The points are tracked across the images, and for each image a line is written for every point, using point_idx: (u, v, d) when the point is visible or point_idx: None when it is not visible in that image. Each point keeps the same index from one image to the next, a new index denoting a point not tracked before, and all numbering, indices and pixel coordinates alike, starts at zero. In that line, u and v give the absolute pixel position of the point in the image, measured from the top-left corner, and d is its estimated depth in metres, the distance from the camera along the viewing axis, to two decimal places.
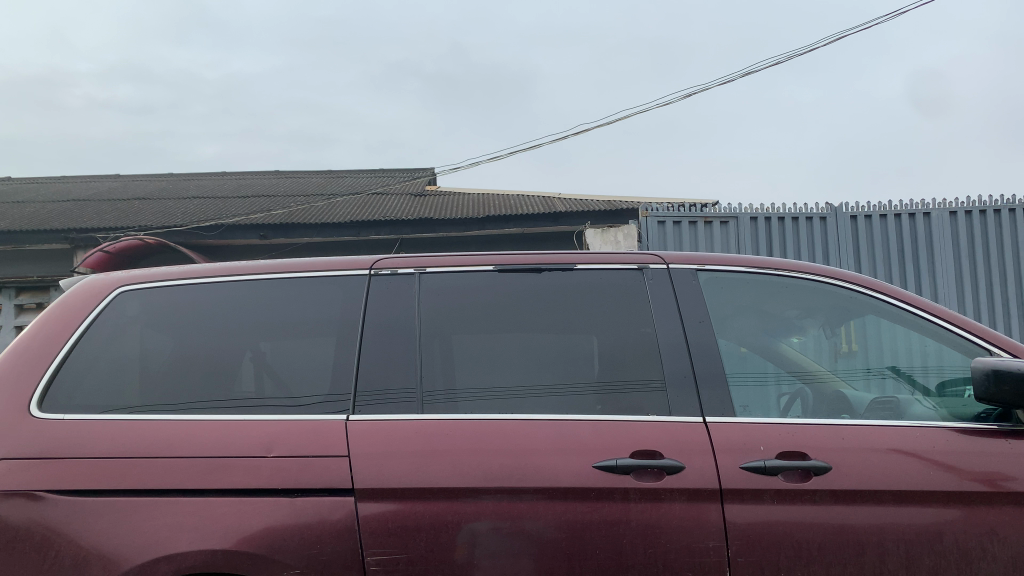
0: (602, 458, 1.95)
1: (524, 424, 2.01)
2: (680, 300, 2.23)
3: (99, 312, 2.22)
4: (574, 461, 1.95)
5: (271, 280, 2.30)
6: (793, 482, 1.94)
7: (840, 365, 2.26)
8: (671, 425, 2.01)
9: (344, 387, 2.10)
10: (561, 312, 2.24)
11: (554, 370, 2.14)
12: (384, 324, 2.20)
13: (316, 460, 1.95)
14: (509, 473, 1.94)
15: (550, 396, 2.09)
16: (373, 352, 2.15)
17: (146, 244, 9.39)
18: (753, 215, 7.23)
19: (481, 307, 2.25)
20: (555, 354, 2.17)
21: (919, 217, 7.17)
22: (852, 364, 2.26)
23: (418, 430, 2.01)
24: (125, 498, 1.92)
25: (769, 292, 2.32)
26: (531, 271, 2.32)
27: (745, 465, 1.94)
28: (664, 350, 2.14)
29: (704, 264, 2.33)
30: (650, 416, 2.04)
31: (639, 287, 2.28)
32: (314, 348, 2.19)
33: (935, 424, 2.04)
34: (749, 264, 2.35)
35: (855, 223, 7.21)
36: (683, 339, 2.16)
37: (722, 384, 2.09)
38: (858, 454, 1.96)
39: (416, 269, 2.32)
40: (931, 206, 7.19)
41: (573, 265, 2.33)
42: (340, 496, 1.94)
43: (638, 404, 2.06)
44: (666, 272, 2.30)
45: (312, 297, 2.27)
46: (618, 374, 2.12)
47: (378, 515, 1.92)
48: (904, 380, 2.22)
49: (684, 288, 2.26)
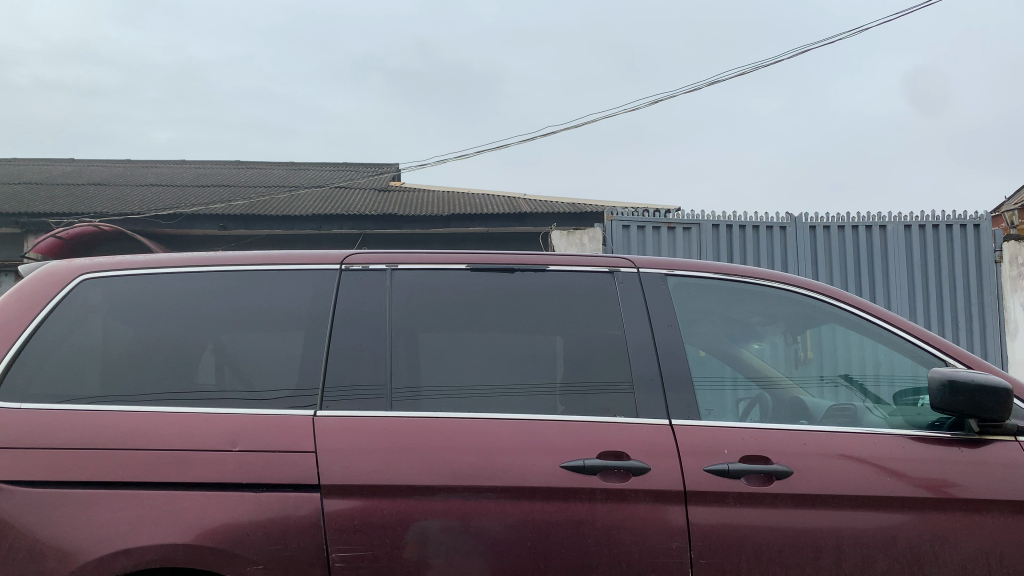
0: (569, 458, 1.97)
1: (492, 423, 2.02)
2: (649, 303, 2.26)
3: (60, 299, 2.17)
4: (543, 461, 1.96)
5: (239, 272, 2.27)
6: (755, 485, 1.98)
7: (796, 373, 2.31)
8: (638, 426, 2.04)
9: (312, 381, 2.08)
10: (531, 312, 2.25)
11: (522, 370, 2.15)
12: (355, 319, 2.19)
13: (283, 455, 1.94)
14: (477, 472, 1.94)
15: (517, 396, 2.10)
16: (343, 347, 2.14)
17: (102, 230, 9.17)
18: (715, 222, 7.33)
19: (453, 304, 2.25)
20: (525, 353, 2.18)
21: (875, 228, 7.35)
22: (807, 371, 2.31)
23: (387, 426, 2.00)
24: (84, 490, 1.88)
25: (735, 298, 2.37)
26: (503, 271, 2.33)
27: (709, 468, 1.98)
28: (633, 352, 2.17)
29: (672, 269, 2.36)
30: (617, 418, 2.06)
31: (611, 290, 2.30)
32: (283, 342, 2.17)
33: (892, 432, 2.10)
34: (716, 271, 2.39)
35: (814, 233, 7.36)
36: (651, 341, 2.19)
37: (688, 387, 2.12)
38: (818, 460, 2.01)
39: (388, 265, 2.31)
40: (887, 219, 7.38)
41: (545, 267, 2.34)
42: (306, 492, 1.92)
43: (606, 406, 2.09)
44: (637, 276, 2.32)
45: (282, 291, 2.24)
46: (587, 376, 2.14)
47: (343, 511, 1.91)
48: (856, 389, 2.30)
49: (653, 292, 2.29)
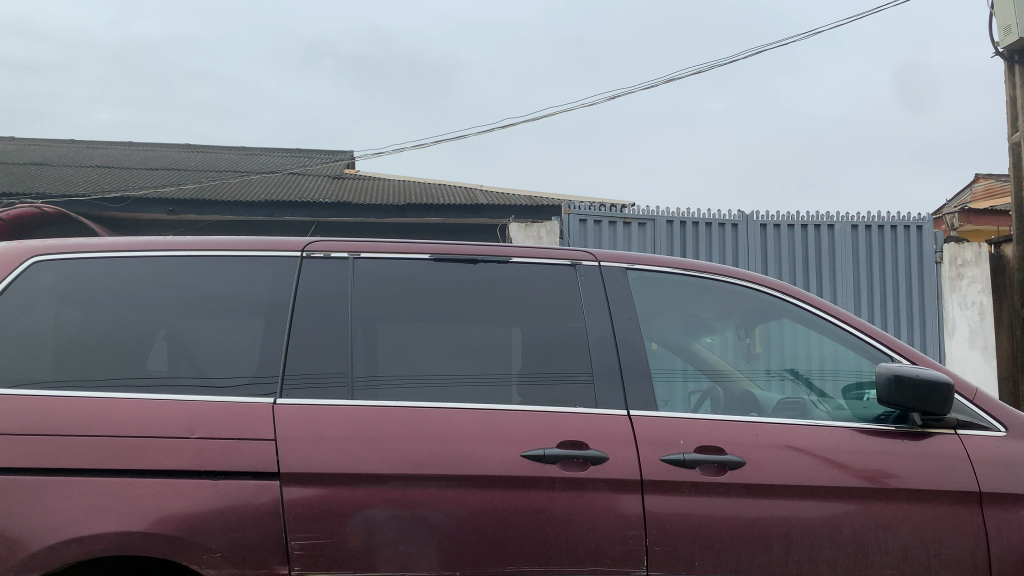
0: (530, 448, 1.99)
1: (454, 412, 2.04)
2: (610, 297, 2.30)
3: (9, 282, 2.10)
4: (504, 451, 1.98)
5: (197, 258, 2.23)
6: (709, 475, 2.03)
7: (745, 366, 2.38)
8: (597, 417, 2.07)
9: (273, 369, 2.07)
10: (494, 303, 2.27)
11: (484, 361, 2.17)
12: (316, 307, 2.18)
13: (242, 443, 1.92)
14: (438, 460, 1.96)
15: (479, 386, 2.12)
16: (304, 335, 2.13)
17: (45, 212, 8.89)
18: (669, 218, 7.45)
19: (415, 294, 2.25)
20: (485, 345, 2.20)
21: (824, 228, 7.55)
22: (755, 365, 2.37)
23: (348, 414, 2.00)
24: (36, 478, 1.84)
25: (692, 293, 2.42)
26: (467, 262, 2.33)
27: (665, 458, 2.02)
28: (594, 345, 2.20)
29: (633, 263, 2.40)
30: (577, 408, 2.09)
31: (573, 283, 2.32)
32: (241, 330, 2.14)
33: (839, 425, 2.18)
34: (675, 266, 2.44)
35: (765, 231, 7.53)
36: (611, 334, 2.23)
37: (646, 379, 2.17)
38: (769, 451, 2.07)
39: (350, 253, 2.29)
40: (835, 218, 7.59)
41: (508, 259, 2.35)
42: (265, 480, 1.91)
43: (566, 397, 2.12)
44: (598, 270, 2.35)
45: (241, 276, 2.21)
46: (547, 367, 2.17)
47: (302, 499, 1.91)
48: (802, 382, 2.35)
49: (613, 285, 2.33)
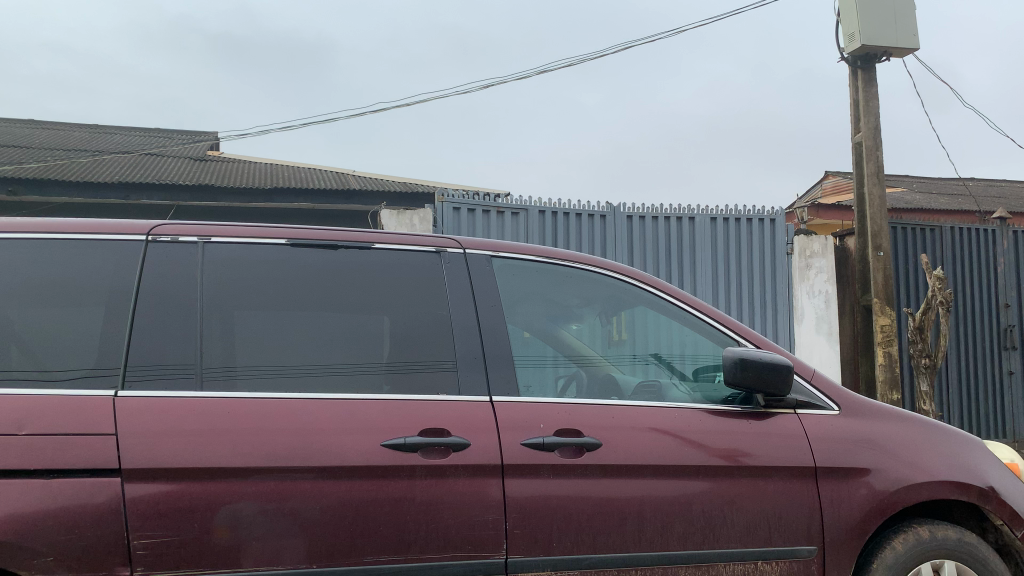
0: (390, 436, 1.97)
1: (312, 402, 1.98)
2: (474, 284, 2.30)
3: None
4: (363, 440, 1.95)
5: (27, 241, 2.06)
6: (568, 458, 2.08)
7: (612, 351, 2.41)
8: (459, 404, 2.07)
9: (114, 360, 1.94)
10: (355, 291, 2.21)
11: (346, 349, 2.12)
12: (163, 294, 2.06)
13: (77, 439, 1.79)
14: (294, 451, 1.90)
15: (340, 374, 2.07)
16: (148, 324, 2.01)
17: None
18: (541, 208, 7.55)
19: (273, 280, 2.16)
20: (347, 332, 2.15)
21: (685, 220, 7.88)
22: (622, 351, 2.42)
23: (198, 407, 1.91)
24: None
25: (556, 281, 2.45)
26: (326, 247, 2.26)
27: (525, 442, 2.05)
28: (457, 331, 2.20)
29: (498, 251, 2.41)
30: (440, 395, 2.08)
31: (437, 270, 2.30)
32: (78, 319, 1.99)
33: (691, 406, 2.27)
34: (539, 254, 2.46)
35: (631, 223, 7.78)
36: (475, 320, 2.23)
37: (508, 365, 2.19)
38: (626, 433, 2.14)
39: (200, 237, 2.17)
40: (696, 211, 7.94)
41: (370, 244, 2.29)
42: (105, 478, 1.79)
43: (429, 385, 2.10)
44: (463, 256, 2.35)
45: (78, 261, 2.06)
46: (411, 354, 2.14)
47: (146, 496, 1.80)
48: (664, 366, 2.42)
49: (478, 272, 2.33)
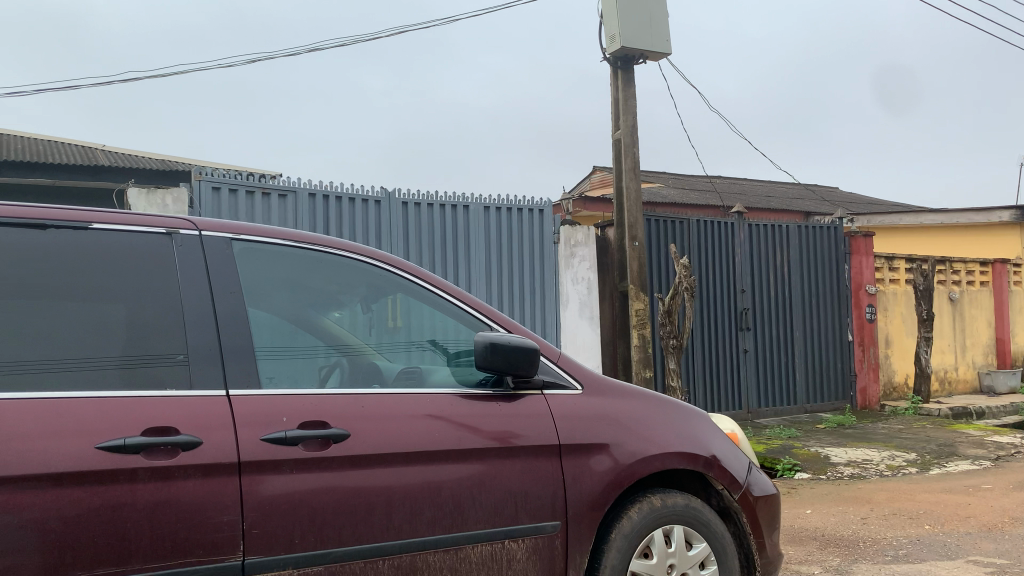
0: (107, 438, 1.78)
1: (7, 403, 1.73)
2: (211, 270, 2.13)
3: None
4: (73, 444, 1.74)
5: None
6: (313, 450, 2.00)
7: (387, 342, 2.35)
8: (192, 400, 1.92)
9: None
10: (71, 277, 1.95)
11: (56, 344, 1.87)
12: None
13: None
14: None
15: (48, 371, 1.82)
16: None
17: None
18: (312, 191, 7.30)
19: None
20: (58, 324, 1.90)
21: (459, 208, 7.98)
22: (397, 339, 2.37)
23: None
24: None
25: (308, 266, 2.32)
26: (34, 227, 1.96)
27: (265, 437, 1.94)
28: (191, 322, 2.04)
29: (240, 234, 2.24)
30: (169, 392, 1.91)
31: (169, 254, 2.10)
32: None
33: (443, 392, 2.27)
34: (287, 238, 2.31)
35: (406, 209, 7.74)
36: (212, 309, 2.08)
37: (251, 358, 2.06)
38: (376, 422, 2.10)
39: None
40: (470, 200, 8.06)
41: (88, 224, 2.03)
42: None
43: (158, 381, 1.92)
44: (198, 239, 2.16)
45: None
46: (137, 348, 1.95)
47: None
48: (440, 351, 2.40)
49: (216, 258, 2.16)
